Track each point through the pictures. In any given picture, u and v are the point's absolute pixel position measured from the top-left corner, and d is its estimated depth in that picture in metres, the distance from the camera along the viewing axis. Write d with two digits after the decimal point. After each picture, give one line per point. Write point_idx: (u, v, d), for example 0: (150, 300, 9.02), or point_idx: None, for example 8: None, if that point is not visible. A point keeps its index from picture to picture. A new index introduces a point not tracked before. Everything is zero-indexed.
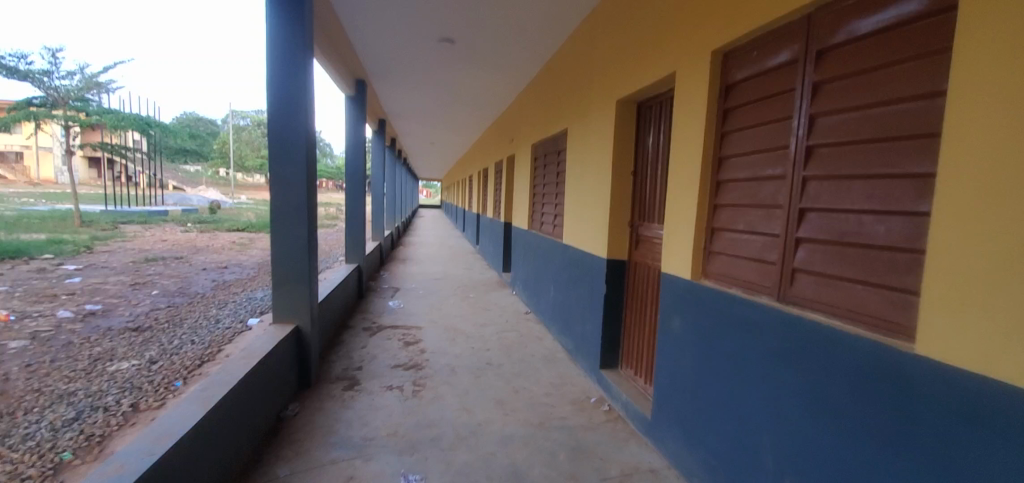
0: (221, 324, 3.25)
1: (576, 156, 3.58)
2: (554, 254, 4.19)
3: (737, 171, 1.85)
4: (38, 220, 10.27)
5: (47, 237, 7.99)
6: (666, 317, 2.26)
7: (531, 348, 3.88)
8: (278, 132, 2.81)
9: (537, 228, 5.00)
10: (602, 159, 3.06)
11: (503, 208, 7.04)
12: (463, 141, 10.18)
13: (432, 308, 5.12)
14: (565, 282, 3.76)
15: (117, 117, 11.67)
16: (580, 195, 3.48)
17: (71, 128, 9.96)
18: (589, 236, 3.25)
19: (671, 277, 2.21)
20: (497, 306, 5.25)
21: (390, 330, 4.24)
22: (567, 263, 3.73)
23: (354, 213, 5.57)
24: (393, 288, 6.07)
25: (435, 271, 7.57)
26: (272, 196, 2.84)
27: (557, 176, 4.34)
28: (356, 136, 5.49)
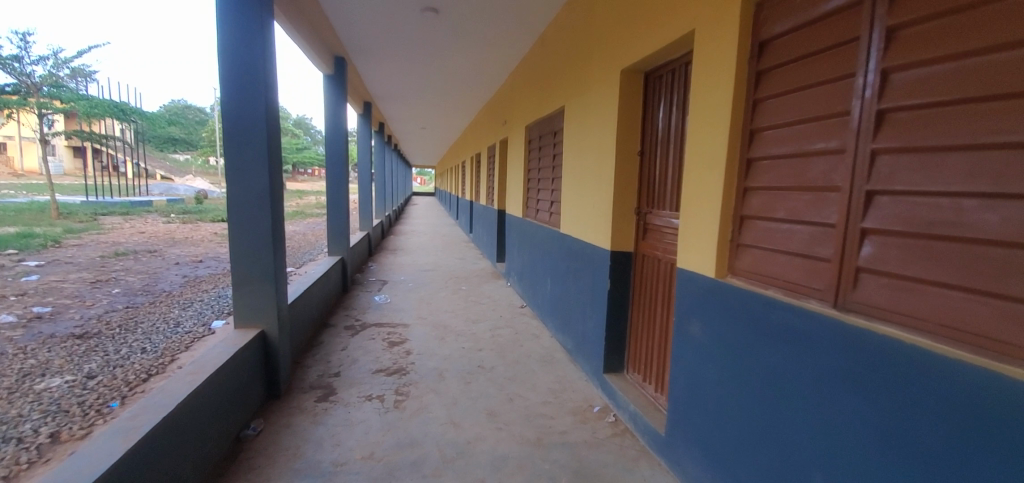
0: (180, 330, 2.90)
1: (574, 136, 3.22)
2: (551, 245, 3.86)
3: (776, 147, 1.51)
4: (14, 212, 9.84)
5: (18, 231, 7.56)
6: (682, 321, 1.95)
7: (526, 347, 3.57)
8: (233, 111, 2.44)
9: (532, 215, 4.67)
10: (604, 139, 2.72)
11: (496, 194, 6.69)
12: (455, 125, 9.77)
13: (420, 303, 4.79)
14: (564, 275, 3.44)
15: (97, 105, 11.18)
16: (579, 179, 3.13)
17: (50, 117, 9.55)
18: (591, 226, 2.92)
19: (690, 275, 1.88)
20: (491, 300, 4.93)
21: (374, 330, 3.90)
22: (566, 254, 3.40)
23: (337, 202, 5.19)
24: (381, 282, 5.73)
25: (426, 261, 7.23)
26: (229, 184, 2.48)
27: (554, 160, 3.99)
28: (335, 120, 5.09)
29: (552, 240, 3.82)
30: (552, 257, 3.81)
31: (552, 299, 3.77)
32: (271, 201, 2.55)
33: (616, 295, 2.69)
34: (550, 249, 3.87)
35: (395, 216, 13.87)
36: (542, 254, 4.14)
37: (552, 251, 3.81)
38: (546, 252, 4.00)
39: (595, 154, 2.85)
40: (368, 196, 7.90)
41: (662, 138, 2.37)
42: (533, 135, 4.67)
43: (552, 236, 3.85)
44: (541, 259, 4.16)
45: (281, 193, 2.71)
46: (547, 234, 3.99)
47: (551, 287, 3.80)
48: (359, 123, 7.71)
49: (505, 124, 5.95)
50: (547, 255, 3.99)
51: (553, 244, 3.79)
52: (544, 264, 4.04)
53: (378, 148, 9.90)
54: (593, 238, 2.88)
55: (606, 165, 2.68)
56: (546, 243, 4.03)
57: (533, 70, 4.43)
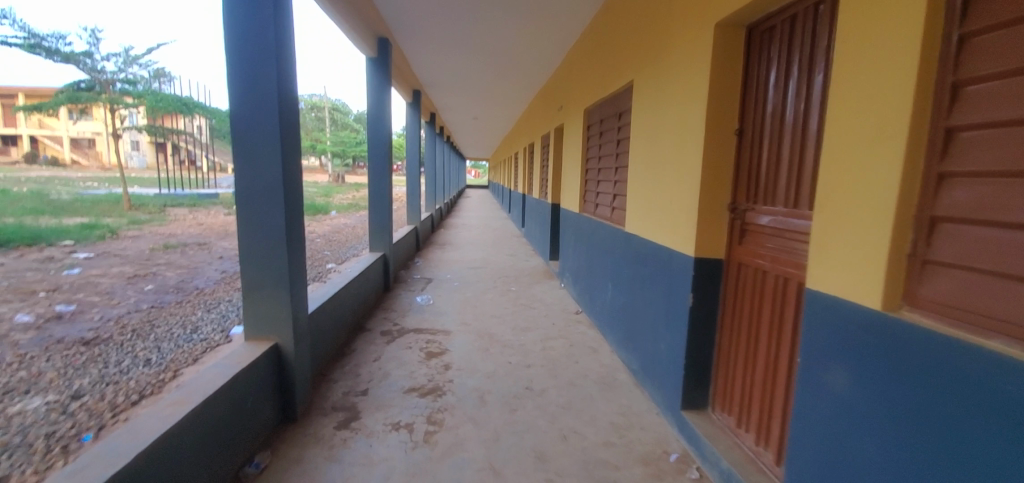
0: (194, 336, 2.61)
1: (647, 116, 2.65)
2: (615, 246, 3.29)
3: (1005, 110, 0.92)
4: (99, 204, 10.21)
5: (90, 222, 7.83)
6: (814, 364, 1.37)
7: (583, 364, 3.05)
8: (242, 88, 2.06)
9: (591, 210, 4.12)
10: (688, 117, 2.14)
11: (550, 186, 6.15)
12: (507, 115, 9.31)
13: (465, 305, 4.37)
14: (630, 283, 2.88)
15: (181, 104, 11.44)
16: (652, 169, 2.56)
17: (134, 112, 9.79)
18: (667, 225, 2.34)
19: (833, 302, 1.29)
20: (542, 304, 4.44)
21: (411, 337, 3.50)
22: (633, 259, 2.84)
23: (379, 195, 4.84)
24: (425, 280, 5.36)
25: (474, 258, 6.83)
26: (237, 172, 2.11)
27: (618, 147, 3.42)
28: (378, 108, 4.72)
29: (616, 239, 3.26)
30: (615, 260, 3.26)
31: (615, 309, 3.22)
32: (286, 195, 2.17)
33: (701, 314, 2.12)
34: (613, 250, 3.31)
35: (447, 209, 13.62)
36: (603, 256, 3.59)
37: (616, 253, 3.26)
38: (608, 254, 3.45)
39: (675, 137, 2.28)
40: (416, 189, 7.57)
41: (774, 112, 1.77)
42: (593, 120, 4.10)
43: (615, 236, 3.29)
44: (602, 261, 3.61)
45: (300, 185, 2.33)
46: (610, 233, 3.43)
47: (614, 295, 3.24)
48: (407, 112, 7.37)
49: (561, 109, 5.41)
50: (608, 257, 3.44)
51: (617, 245, 3.23)
52: (606, 267, 3.49)
53: (428, 138, 9.57)
54: (671, 241, 2.31)
55: (692, 149, 2.10)
56: (608, 243, 3.47)
57: (596, 43, 3.85)
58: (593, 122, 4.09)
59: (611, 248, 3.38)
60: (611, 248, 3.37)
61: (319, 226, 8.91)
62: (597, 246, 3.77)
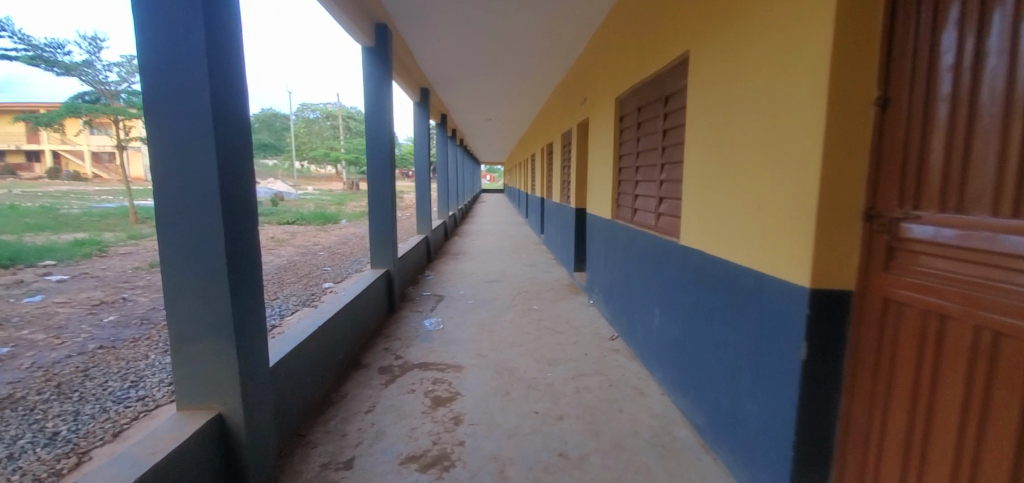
0: (132, 395, 2.03)
1: (713, 94, 2.02)
2: (663, 262, 2.65)
3: None
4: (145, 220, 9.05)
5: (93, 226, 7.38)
6: None
7: (629, 414, 2.40)
8: (158, 61, 1.48)
9: (626, 216, 3.48)
10: (790, 85, 1.51)
11: (574, 189, 5.51)
12: (524, 113, 8.70)
13: (481, 330, 3.73)
14: (692, 311, 2.23)
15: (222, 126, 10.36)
16: (723, 163, 1.92)
17: None
18: (753, 235, 1.71)
19: None
20: (570, 326, 3.79)
21: (415, 375, 2.89)
22: (695, 282, 2.19)
23: (379, 204, 4.22)
24: (435, 298, 4.75)
25: (490, 270, 6.19)
26: (159, 180, 1.52)
27: (663, 138, 2.77)
28: (377, 104, 4.11)
29: (665, 254, 2.62)
30: (664, 280, 2.62)
31: (667, 341, 2.57)
32: (227, 208, 1.57)
33: (820, 370, 1.47)
34: (661, 266, 2.67)
35: (462, 215, 13.05)
36: (646, 273, 2.95)
37: (665, 270, 2.61)
38: (654, 270, 2.80)
39: (764, 116, 1.65)
40: (426, 195, 6.98)
41: (958, 63, 1.15)
42: (627, 109, 3.46)
43: (663, 249, 2.65)
44: (645, 279, 2.96)
45: (252, 195, 1.74)
46: (654, 244, 2.79)
47: (666, 323, 2.60)
48: (415, 112, 6.78)
49: (585, 101, 4.78)
50: (654, 274, 2.80)
51: (666, 260, 2.59)
52: (651, 286, 2.84)
53: (440, 141, 8.98)
54: (761, 261, 1.66)
55: (799, 129, 1.46)
56: (652, 258, 2.83)
57: (627, 17, 3.22)
58: (627, 112, 3.45)
59: (658, 264, 2.74)
60: (658, 264, 2.73)
61: (327, 236, 8.37)
62: (637, 260, 3.12)
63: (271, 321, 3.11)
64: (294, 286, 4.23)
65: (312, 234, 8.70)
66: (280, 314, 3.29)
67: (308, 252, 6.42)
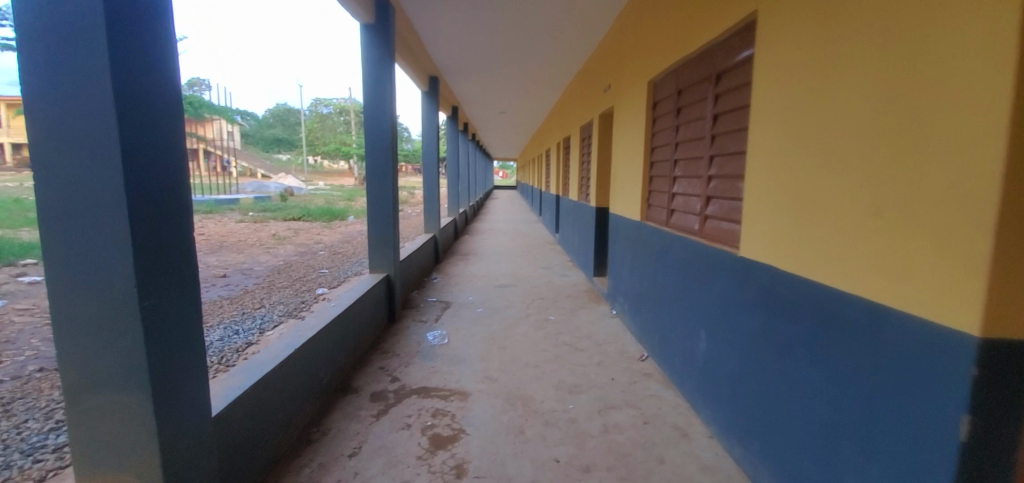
0: (47, 445, 1.61)
1: (799, 74, 1.54)
2: (712, 277, 2.18)
3: None
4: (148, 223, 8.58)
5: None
6: None
7: (672, 465, 1.93)
8: (38, 8, 1.05)
9: (659, 219, 3.01)
10: (938, 50, 1.04)
11: (594, 185, 5.03)
12: (539, 105, 8.22)
13: (491, 346, 3.29)
14: (760, 343, 1.76)
15: None
16: (814, 161, 1.46)
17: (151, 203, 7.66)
18: (863, 256, 1.26)
19: None
20: (592, 342, 3.33)
21: (413, 405, 2.45)
22: (764, 307, 1.72)
23: (379, 202, 3.76)
24: (441, 305, 4.31)
25: (502, 272, 5.75)
26: (44, 177, 1.11)
27: (711, 126, 2.29)
28: (377, 90, 3.64)
29: (714, 267, 2.16)
30: (714, 299, 2.15)
31: (719, 373, 2.11)
32: (138, 216, 1.14)
33: (987, 460, 1.00)
34: (709, 281, 2.21)
35: (473, 211, 12.62)
36: (686, 288, 2.49)
37: (715, 288, 2.15)
38: (697, 285, 2.34)
39: (887, 98, 1.18)
40: (434, 191, 6.53)
41: None
42: (663, 93, 2.97)
43: (711, 261, 2.19)
44: (685, 294, 2.50)
45: (185, 196, 1.31)
46: (698, 254, 2.33)
47: (716, 351, 2.14)
48: (423, 103, 6.33)
49: (609, 89, 4.30)
50: (698, 289, 2.34)
51: (717, 276, 2.13)
52: (694, 304, 2.38)
53: (451, 134, 8.53)
54: (881, 294, 1.20)
55: (960, 119, 0.99)
56: (695, 270, 2.38)
57: None
58: (663, 97, 2.97)
59: (703, 278, 2.28)
60: (703, 279, 2.27)
61: (331, 234, 7.96)
62: (674, 271, 2.66)
63: (248, 336, 2.69)
64: (284, 291, 3.81)
65: (316, 231, 8.31)
66: (259, 327, 2.86)
67: (308, 252, 6.02)
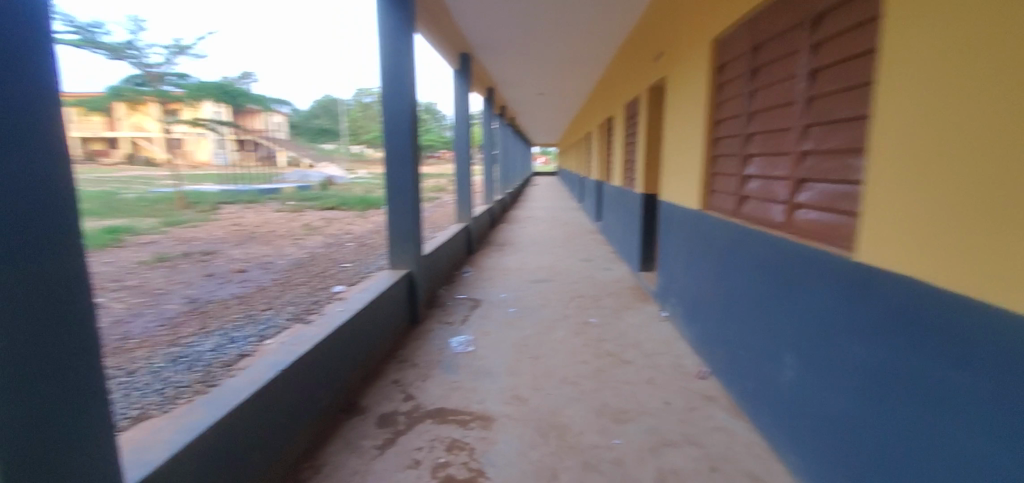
0: None
1: (950, 19, 1.09)
2: (813, 287, 1.65)
3: None
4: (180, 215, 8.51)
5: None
6: None
7: None
8: None
9: (724, 207, 2.48)
10: None
11: (641, 169, 4.47)
12: (581, 84, 7.64)
13: (522, 356, 2.85)
14: (908, 389, 1.24)
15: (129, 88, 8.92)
16: (983, 144, 1.01)
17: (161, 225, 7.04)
18: None
19: None
20: (641, 354, 2.84)
21: (425, 434, 2.05)
22: (916, 338, 1.21)
23: (399, 190, 3.37)
24: (469, 303, 3.91)
25: (538, 265, 5.29)
26: None
27: (806, 88, 1.74)
28: (394, 62, 3.21)
29: (816, 274, 1.63)
30: (818, 316, 1.64)
31: (826, 416, 1.60)
32: None
33: None
34: (808, 293, 1.69)
35: (511, 198, 12.17)
36: (767, 297, 1.97)
37: (818, 301, 1.63)
38: (787, 295, 1.82)
39: None
40: (467, 178, 6.12)
41: None
42: (733, 53, 2.41)
43: (811, 266, 1.66)
44: (766, 304, 1.98)
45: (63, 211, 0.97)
46: (788, 255, 1.80)
47: (821, 384, 1.63)
48: (454, 83, 5.89)
49: (661, 57, 3.73)
50: (788, 301, 1.82)
51: (822, 286, 1.60)
52: (781, 319, 1.86)
53: (487, 117, 8.08)
54: None
55: None
56: (782, 275, 1.85)
57: None
58: (732, 56, 2.40)
59: (796, 287, 1.76)
60: (797, 290, 1.75)
61: (363, 224, 7.71)
62: (748, 273, 2.14)
63: (244, 346, 2.34)
64: (300, 289, 3.49)
65: (349, 221, 8.07)
66: (261, 333, 2.52)
67: (335, 243, 5.75)
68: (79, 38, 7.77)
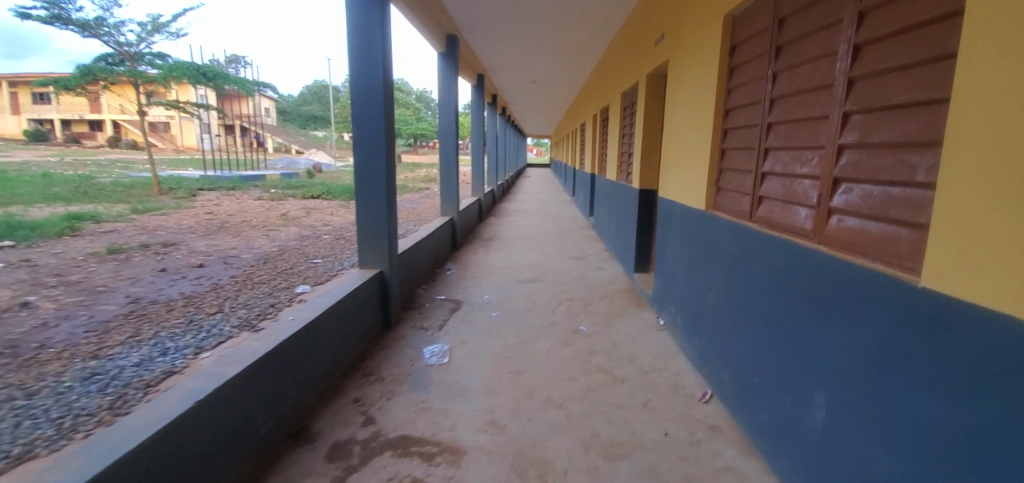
0: None
1: None
2: (859, 318, 1.33)
3: None
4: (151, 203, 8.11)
5: (32, 216, 6.44)
6: None
7: None
8: None
9: (735, 208, 2.17)
10: None
11: (638, 163, 4.15)
12: (577, 72, 7.27)
13: (502, 371, 2.53)
14: (994, 468, 0.94)
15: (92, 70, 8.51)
16: None
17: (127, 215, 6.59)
18: None
19: None
20: (636, 370, 2.53)
21: (381, 473, 1.72)
22: (1008, 404, 0.90)
23: (370, 181, 3.02)
24: (449, 306, 3.59)
25: (526, 263, 4.97)
26: None
27: (848, 68, 1.42)
28: (365, 37, 2.85)
29: (865, 304, 1.30)
30: (864, 355, 1.31)
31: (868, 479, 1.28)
32: None
33: None
34: (851, 325, 1.36)
35: (503, 191, 11.85)
36: (794, 323, 1.64)
37: (866, 338, 1.30)
38: (821, 324, 1.49)
39: None
40: (453, 169, 5.78)
41: None
42: (750, 30, 2.08)
43: (859, 291, 1.32)
44: (791, 332, 1.65)
45: None
46: (824, 275, 1.47)
47: (864, 439, 1.30)
48: (440, 67, 5.52)
49: (663, 39, 3.39)
50: (821, 332, 1.49)
51: (873, 319, 1.28)
52: (812, 352, 1.54)
53: (477, 105, 7.71)
54: None
55: None
56: (815, 299, 1.52)
57: None
58: (749, 34, 2.08)
59: (834, 317, 1.43)
60: (835, 319, 1.43)
61: (345, 215, 7.35)
62: (767, 292, 1.81)
63: (175, 361, 2.03)
64: (259, 288, 3.14)
65: (331, 211, 7.71)
66: (200, 343, 2.21)
67: (311, 235, 5.40)
68: (45, 13, 7.34)
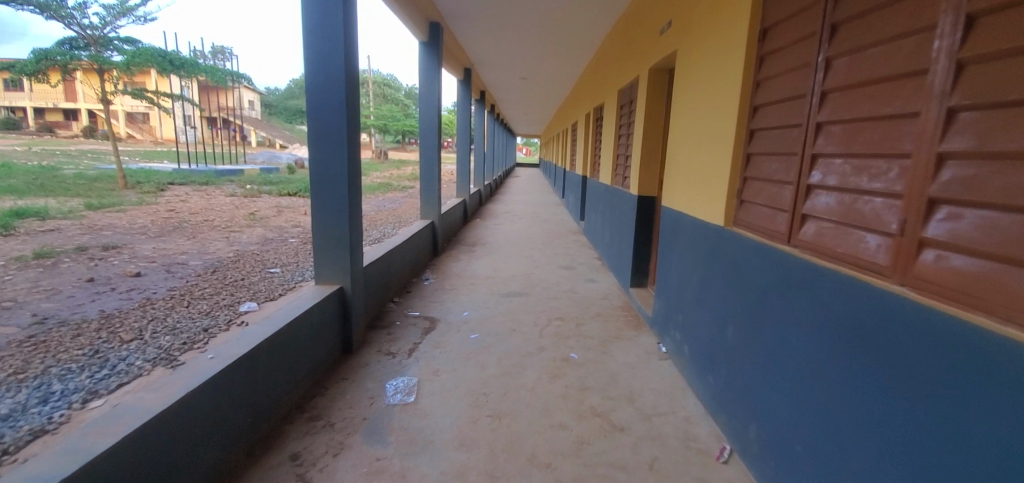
0: None
1: None
2: (970, 403, 0.93)
3: None
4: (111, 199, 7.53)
5: None
6: None
7: None
8: None
9: (765, 227, 1.77)
10: None
11: (637, 167, 3.75)
12: (569, 66, 6.86)
13: (478, 413, 2.11)
14: None
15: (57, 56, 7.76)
16: None
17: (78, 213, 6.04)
18: None
19: None
20: (639, 414, 2.12)
21: None
22: None
23: (328, 184, 2.57)
24: (422, 326, 3.15)
25: (512, 273, 4.55)
26: None
27: (953, 48, 1.02)
28: (322, 12, 2.40)
29: (989, 386, 0.90)
30: (977, 457, 0.92)
31: None
32: None
33: None
34: (954, 408, 0.97)
35: (490, 191, 11.41)
36: (861, 387, 1.24)
37: (981, 432, 0.91)
38: (904, 397, 1.09)
39: None
40: (435, 168, 5.34)
41: None
42: (788, 8, 1.68)
43: (979, 367, 0.92)
44: (856, 397, 1.25)
45: None
46: (915, 333, 1.07)
47: None
48: (422, 57, 5.07)
49: (669, 27, 3.00)
50: (905, 408, 1.09)
51: (995, 408, 0.88)
52: (889, 434, 1.13)
53: (463, 100, 7.26)
54: None
55: None
56: (895, 361, 1.12)
57: None
58: (787, 13, 1.69)
59: (923, 391, 1.04)
60: (926, 396, 1.03)
61: None
62: (818, 340, 1.40)
63: (53, 415, 1.57)
64: (197, 305, 2.68)
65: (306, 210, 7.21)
66: (94, 385, 1.76)
67: (276, 238, 4.92)
68: None
